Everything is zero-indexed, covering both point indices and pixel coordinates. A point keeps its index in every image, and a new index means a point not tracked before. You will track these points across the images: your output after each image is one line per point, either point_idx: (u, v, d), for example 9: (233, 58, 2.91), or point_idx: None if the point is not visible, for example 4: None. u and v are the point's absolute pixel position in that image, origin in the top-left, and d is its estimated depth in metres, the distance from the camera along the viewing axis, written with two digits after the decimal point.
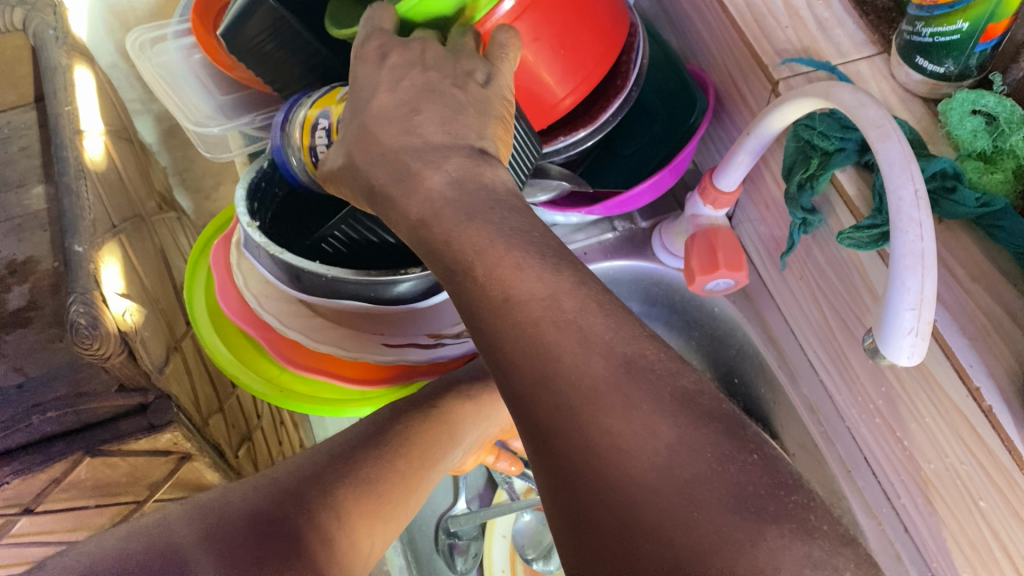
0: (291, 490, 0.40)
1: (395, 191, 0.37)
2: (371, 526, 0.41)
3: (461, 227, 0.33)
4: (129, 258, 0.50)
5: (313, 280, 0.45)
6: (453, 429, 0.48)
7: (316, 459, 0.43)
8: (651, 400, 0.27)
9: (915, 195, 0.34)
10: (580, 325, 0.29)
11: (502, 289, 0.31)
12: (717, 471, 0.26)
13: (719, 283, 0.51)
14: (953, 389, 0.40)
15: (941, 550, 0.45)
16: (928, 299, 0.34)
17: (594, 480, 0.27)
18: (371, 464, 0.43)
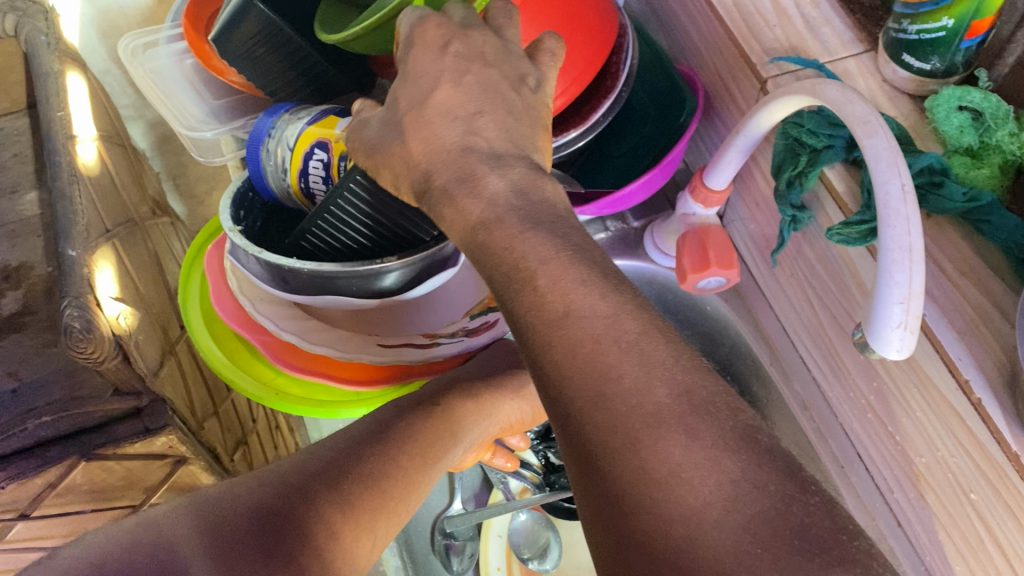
0: (295, 482, 0.40)
1: (457, 192, 0.35)
2: (380, 520, 0.41)
3: (525, 236, 0.31)
4: (123, 262, 0.50)
5: (299, 277, 0.43)
6: (457, 431, 0.47)
7: (318, 454, 0.43)
8: (715, 431, 0.26)
9: (902, 189, 0.35)
10: (641, 348, 0.27)
11: (562, 301, 0.29)
12: (782, 513, 0.24)
13: (710, 280, 0.52)
14: (943, 382, 0.40)
15: (935, 544, 0.46)
16: (916, 292, 0.34)
17: (638, 505, 0.26)
18: (374, 457, 0.43)
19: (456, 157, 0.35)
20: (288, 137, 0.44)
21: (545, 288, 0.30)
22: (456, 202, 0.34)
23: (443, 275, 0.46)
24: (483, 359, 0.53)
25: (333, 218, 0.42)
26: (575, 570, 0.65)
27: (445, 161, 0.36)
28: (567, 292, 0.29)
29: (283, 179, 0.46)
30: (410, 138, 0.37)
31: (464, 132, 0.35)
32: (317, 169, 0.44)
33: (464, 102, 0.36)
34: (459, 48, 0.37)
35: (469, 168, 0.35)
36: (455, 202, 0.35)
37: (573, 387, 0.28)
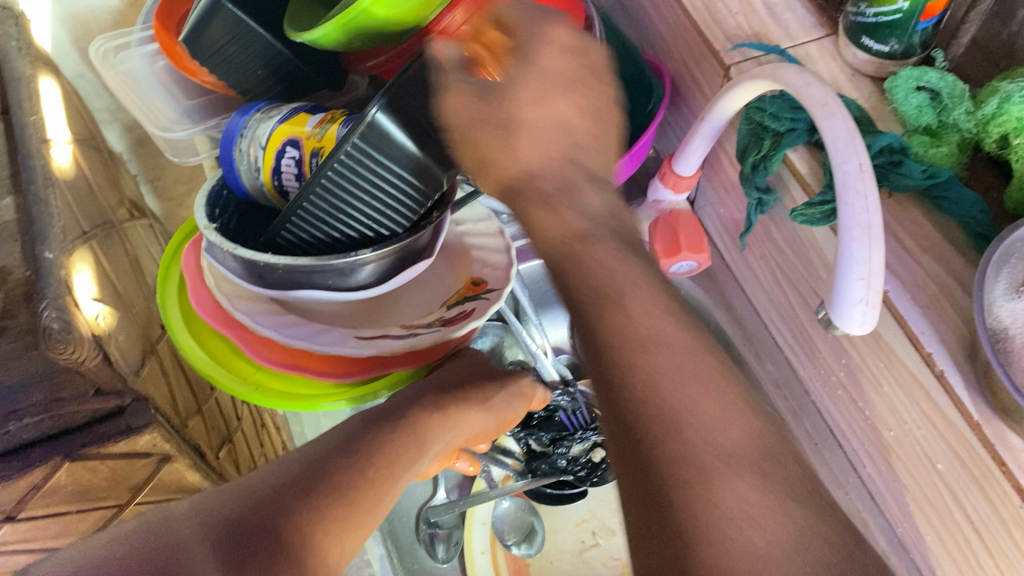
0: (275, 495, 0.40)
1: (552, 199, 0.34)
2: (354, 524, 0.41)
3: (620, 255, 0.33)
4: (100, 263, 0.50)
5: (275, 273, 0.44)
6: (422, 442, 0.48)
7: (297, 467, 0.43)
8: (783, 484, 0.28)
9: (860, 168, 0.36)
10: (721, 390, 0.30)
11: (649, 330, 0.31)
12: (844, 564, 0.26)
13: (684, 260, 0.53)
14: (908, 356, 0.41)
15: (905, 514, 0.47)
16: (876, 267, 0.35)
17: (697, 539, 0.27)
18: (343, 470, 0.43)
19: (559, 165, 0.35)
20: (261, 136, 0.45)
21: (634, 311, 0.31)
22: (555, 208, 0.34)
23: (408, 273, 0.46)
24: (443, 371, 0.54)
25: (308, 214, 0.42)
26: (557, 554, 0.65)
27: (550, 165, 0.35)
28: (654, 317, 0.31)
29: (257, 178, 0.46)
30: (474, 122, 0.37)
31: (567, 145, 0.36)
32: (290, 166, 0.44)
33: (575, 115, 0.37)
34: (576, 57, 0.38)
35: (570, 179, 0.35)
36: (552, 208, 0.34)
37: (652, 415, 0.29)
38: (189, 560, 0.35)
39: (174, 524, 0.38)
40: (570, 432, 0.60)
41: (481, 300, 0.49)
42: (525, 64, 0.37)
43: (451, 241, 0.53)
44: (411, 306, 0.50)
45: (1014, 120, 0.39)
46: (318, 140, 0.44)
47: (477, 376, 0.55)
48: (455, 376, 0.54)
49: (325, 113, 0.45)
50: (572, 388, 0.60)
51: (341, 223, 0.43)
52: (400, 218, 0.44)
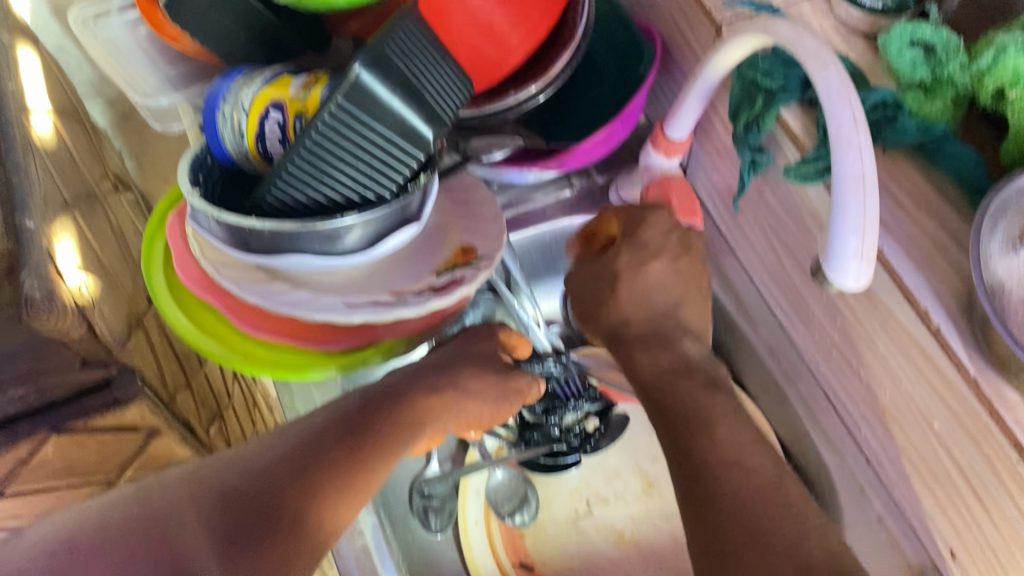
0: (269, 470, 0.40)
1: (644, 345, 0.45)
2: (341, 504, 0.41)
3: (731, 434, 0.38)
4: (83, 233, 0.49)
5: (260, 238, 0.43)
6: (420, 420, 0.47)
7: (300, 435, 0.43)
8: None
9: (854, 119, 0.35)
10: (781, 488, 0.36)
11: (724, 430, 0.38)
12: None
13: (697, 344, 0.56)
14: (903, 313, 0.41)
15: (901, 476, 0.46)
16: (871, 219, 0.35)
17: None
18: (341, 442, 0.43)
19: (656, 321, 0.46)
20: (245, 100, 0.44)
21: (714, 412, 0.39)
22: (648, 351, 0.44)
23: (396, 237, 0.45)
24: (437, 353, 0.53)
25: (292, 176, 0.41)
26: (552, 525, 0.64)
27: (667, 387, 0.42)
28: (732, 426, 0.39)
29: (241, 144, 0.45)
30: (577, 280, 0.50)
31: (672, 307, 0.47)
32: (272, 129, 0.43)
33: (673, 280, 0.47)
34: (676, 266, 0.47)
35: (667, 331, 0.46)
36: (650, 349, 0.44)
37: (719, 480, 0.36)
38: (181, 541, 0.36)
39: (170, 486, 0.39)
40: (561, 402, 0.58)
41: (470, 267, 0.48)
42: (638, 242, 0.47)
43: (441, 213, 0.51)
44: (402, 272, 0.48)
45: (1010, 72, 0.39)
46: (302, 103, 0.43)
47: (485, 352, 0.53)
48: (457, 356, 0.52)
49: (309, 76, 0.45)
50: (563, 355, 0.57)
51: (327, 186, 0.42)
52: (387, 181, 0.43)
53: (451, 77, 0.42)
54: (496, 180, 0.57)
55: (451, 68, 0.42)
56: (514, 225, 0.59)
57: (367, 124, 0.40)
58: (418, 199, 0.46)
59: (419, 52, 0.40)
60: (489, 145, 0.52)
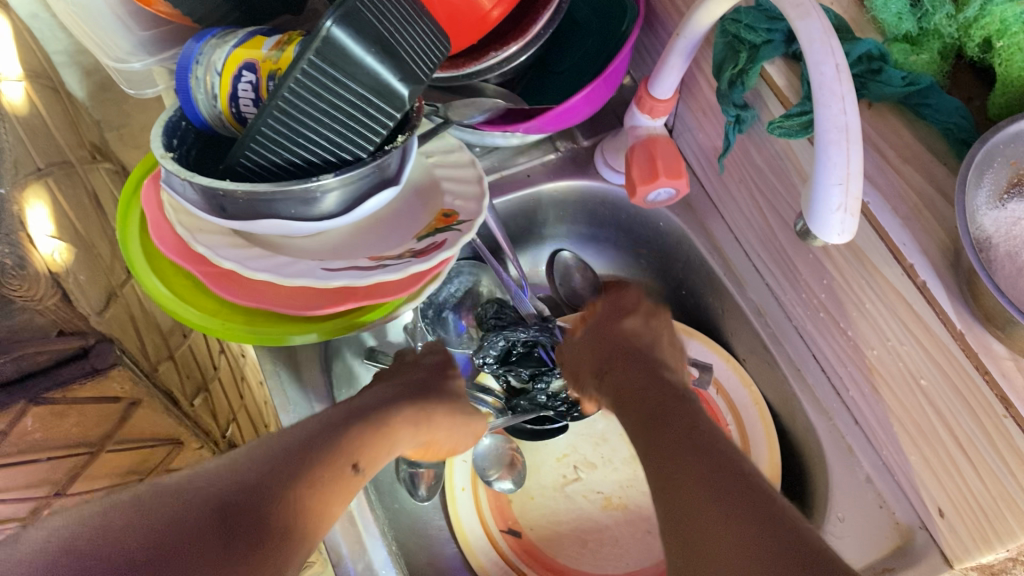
0: (262, 467, 0.38)
1: (617, 362, 0.48)
2: (323, 506, 0.38)
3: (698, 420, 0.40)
4: (58, 202, 0.49)
5: (234, 201, 0.42)
6: (389, 441, 0.44)
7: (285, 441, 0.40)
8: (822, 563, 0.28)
9: (836, 69, 0.34)
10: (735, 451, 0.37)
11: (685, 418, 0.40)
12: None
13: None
14: (889, 269, 0.40)
15: (890, 436, 0.46)
16: (854, 172, 0.34)
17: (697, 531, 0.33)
18: (327, 450, 0.40)
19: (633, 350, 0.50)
20: (217, 62, 0.43)
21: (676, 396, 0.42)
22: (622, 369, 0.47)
23: (372, 202, 0.45)
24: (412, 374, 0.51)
25: (266, 137, 0.40)
26: (538, 492, 0.60)
27: (638, 392, 0.44)
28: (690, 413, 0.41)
29: (214, 107, 0.44)
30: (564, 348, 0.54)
31: (647, 343, 0.51)
32: (246, 92, 0.43)
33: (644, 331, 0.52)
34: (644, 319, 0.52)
35: (638, 355, 0.49)
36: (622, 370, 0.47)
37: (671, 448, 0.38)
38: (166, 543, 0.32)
39: (153, 491, 0.36)
40: (549, 369, 0.56)
41: (452, 232, 0.47)
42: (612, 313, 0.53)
43: (422, 175, 0.52)
44: (382, 239, 0.48)
45: (997, 21, 0.38)
46: (275, 62, 0.42)
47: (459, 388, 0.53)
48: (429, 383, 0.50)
49: (282, 36, 0.44)
50: (549, 322, 0.57)
51: (301, 146, 0.41)
52: (363, 140, 0.42)
53: (422, 35, 0.42)
54: (479, 145, 0.57)
55: (420, 28, 0.42)
56: (496, 189, 0.58)
57: (339, 81, 0.39)
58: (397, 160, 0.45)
59: (390, 9, 0.40)
60: (469, 107, 0.51)
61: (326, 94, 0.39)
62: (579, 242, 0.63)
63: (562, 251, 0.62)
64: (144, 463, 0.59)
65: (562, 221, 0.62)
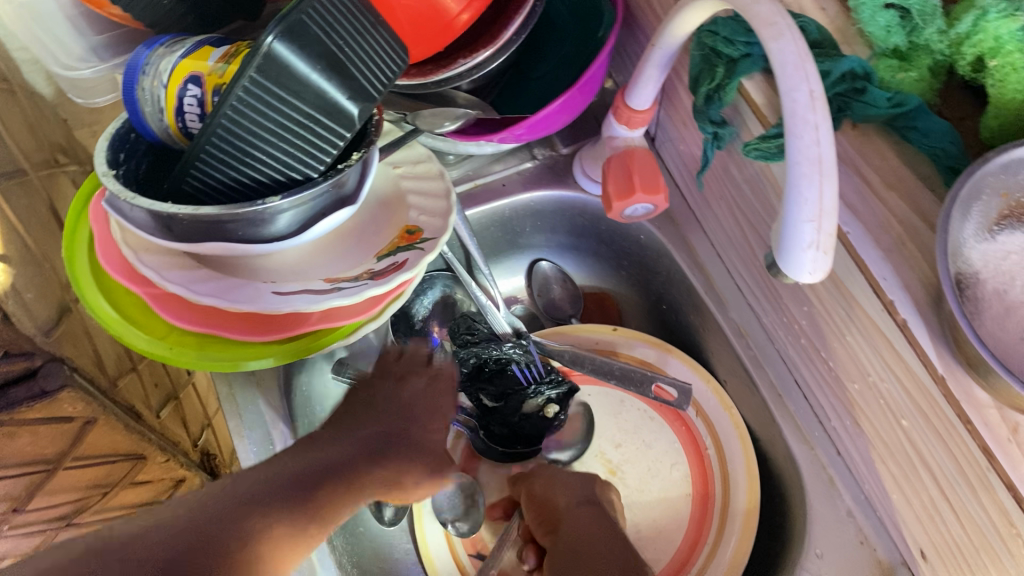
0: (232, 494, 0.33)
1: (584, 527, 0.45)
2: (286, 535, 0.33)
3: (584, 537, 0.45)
4: (6, 216, 0.46)
5: (180, 223, 0.39)
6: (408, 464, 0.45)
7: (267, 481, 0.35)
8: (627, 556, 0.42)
9: (811, 96, 0.31)
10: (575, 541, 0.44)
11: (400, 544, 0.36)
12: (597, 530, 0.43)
13: (645, 351, 0.55)
14: (869, 304, 0.38)
15: (871, 471, 0.44)
16: (827, 209, 0.31)
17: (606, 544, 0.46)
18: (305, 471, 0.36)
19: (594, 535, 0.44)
20: (162, 73, 0.41)
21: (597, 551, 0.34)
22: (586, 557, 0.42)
23: (326, 223, 0.42)
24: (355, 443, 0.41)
25: (209, 159, 0.37)
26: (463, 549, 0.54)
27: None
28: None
29: (161, 120, 0.42)
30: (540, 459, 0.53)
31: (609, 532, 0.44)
32: (192, 107, 0.41)
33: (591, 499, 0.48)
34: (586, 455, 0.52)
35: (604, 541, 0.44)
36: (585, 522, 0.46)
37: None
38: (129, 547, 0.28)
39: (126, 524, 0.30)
40: (522, 387, 0.55)
41: (414, 250, 0.45)
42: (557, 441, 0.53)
43: (388, 187, 0.50)
44: (341, 257, 0.46)
45: (991, 38, 0.35)
46: (221, 76, 0.40)
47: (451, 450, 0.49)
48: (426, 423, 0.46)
49: (230, 47, 0.42)
50: (524, 339, 0.54)
51: (249, 165, 0.39)
52: (315, 158, 0.40)
53: (375, 46, 0.39)
54: (452, 154, 0.55)
55: (375, 38, 0.39)
56: (469, 200, 0.55)
57: (283, 100, 0.37)
58: (355, 177, 0.43)
59: (342, 20, 0.37)
60: (439, 116, 0.49)
61: (271, 114, 0.37)
62: (560, 251, 0.61)
63: (541, 260, 0.60)
64: (106, 478, 0.58)
65: (541, 229, 0.59)
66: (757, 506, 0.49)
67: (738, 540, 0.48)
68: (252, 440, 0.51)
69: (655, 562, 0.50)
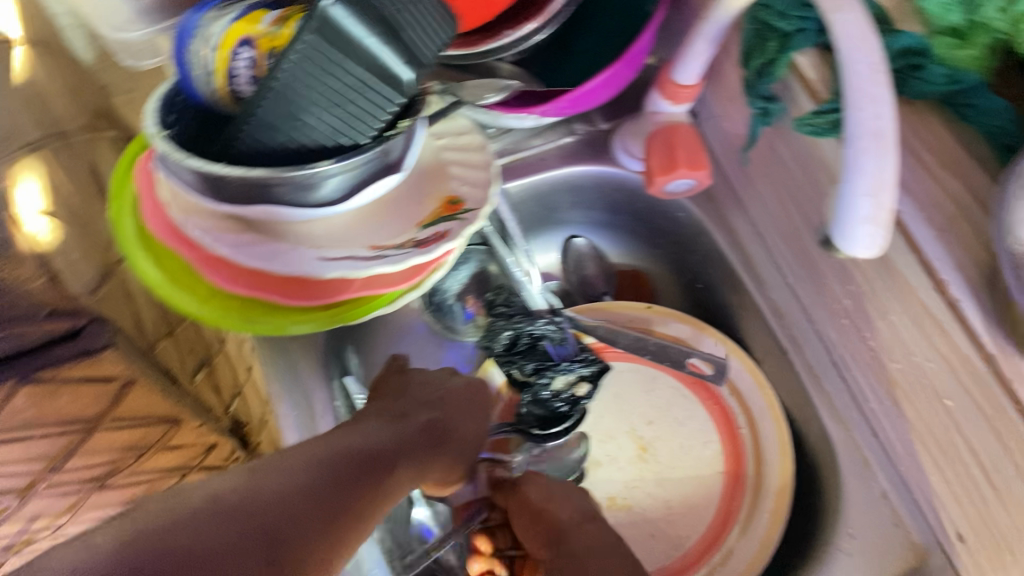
0: (293, 495, 0.32)
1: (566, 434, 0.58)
2: (334, 547, 0.33)
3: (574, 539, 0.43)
4: (52, 177, 0.46)
5: (230, 186, 0.40)
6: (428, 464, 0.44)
7: (307, 470, 0.34)
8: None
9: (872, 69, 0.31)
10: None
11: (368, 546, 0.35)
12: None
13: (680, 329, 0.55)
14: (918, 282, 0.38)
15: (909, 452, 0.43)
16: (886, 183, 0.31)
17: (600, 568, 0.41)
18: (351, 480, 0.36)
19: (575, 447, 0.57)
20: (213, 36, 0.41)
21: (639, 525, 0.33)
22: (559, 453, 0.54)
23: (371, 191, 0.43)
24: (372, 433, 0.42)
25: (262, 121, 0.38)
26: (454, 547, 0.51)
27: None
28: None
29: (209, 83, 0.41)
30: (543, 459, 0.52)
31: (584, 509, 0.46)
32: (244, 69, 0.41)
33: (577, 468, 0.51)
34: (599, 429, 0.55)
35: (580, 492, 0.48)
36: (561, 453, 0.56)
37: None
38: (215, 505, 0.30)
39: (167, 518, 0.29)
40: (553, 364, 0.52)
41: (457, 221, 0.45)
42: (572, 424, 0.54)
43: (429, 156, 0.50)
44: (383, 224, 0.46)
45: None
46: (274, 40, 0.40)
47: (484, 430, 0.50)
48: (444, 410, 0.48)
49: (282, 12, 0.42)
50: (558, 316, 0.53)
51: (300, 131, 0.39)
52: (365, 125, 0.40)
53: (429, 18, 0.39)
54: (493, 127, 0.55)
55: (431, 9, 0.39)
56: (509, 173, 0.57)
57: (339, 64, 0.37)
58: (401, 148, 0.43)
59: None
60: (483, 87, 0.48)
61: (326, 79, 0.37)
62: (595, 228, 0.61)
63: (576, 236, 0.60)
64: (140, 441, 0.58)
65: (577, 205, 0.59)
66: (789, 485, 0.49)
67: (769, 516, 0.49)
68: (291, 403, 0.49)
69: (685, 538, 0.50)
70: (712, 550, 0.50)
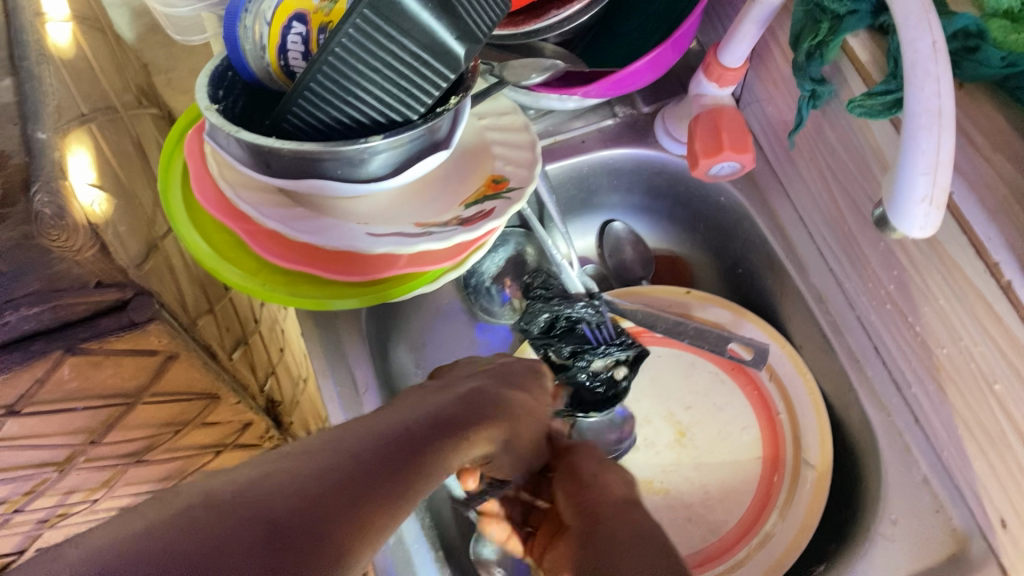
0: (302, 491, 0.27)
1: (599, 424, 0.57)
2: None
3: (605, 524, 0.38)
4: (102, 149, 0.46)
5: (280, 159, 0.39)
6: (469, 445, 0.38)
7: (331, 453, 0.30)
8: None
9: (933, 47, 0.31)
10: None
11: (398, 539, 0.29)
12: None
13: (719, 313, 0.55)
14: (969, 265, 0.37)
15: (953, 439, 0.43)
16: (943, 162, 0.31)
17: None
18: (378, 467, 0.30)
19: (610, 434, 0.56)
20: (265, 10, 0.42)
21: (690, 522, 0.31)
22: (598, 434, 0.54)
23: (418, 167, 0.43)
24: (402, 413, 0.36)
25: (315, 95, 0.38)
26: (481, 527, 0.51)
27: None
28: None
29: (262, 59, 0.42)
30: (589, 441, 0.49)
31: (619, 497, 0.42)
32: (298, 43, 0.43)
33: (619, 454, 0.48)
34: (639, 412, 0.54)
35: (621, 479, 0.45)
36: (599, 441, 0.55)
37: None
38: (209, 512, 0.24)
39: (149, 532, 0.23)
40: (591, 347, 0.54)
41: (501, 200, 0.45)
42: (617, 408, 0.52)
43: (473, 136, 0.50)
44: (428, 203, 0.46)
45: None
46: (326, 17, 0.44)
47: (526, 414, 0.46)
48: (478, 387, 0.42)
49: None
50: (596, 299, 0.55)
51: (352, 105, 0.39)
52: (414, 101, 0.40)
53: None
54: (534, 108, 0.55)
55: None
56: (549, 154, 0.56)
57: (394, 39, 0.37)
58: (449, 127, 0.43)
59: None
60: (526, 68, 0.48)
61: (380, 49, 0.37)
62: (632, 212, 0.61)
63: (614, 221, 0.60)
64: (179, 416, 0.58)
65: (615, 189, 0.60)
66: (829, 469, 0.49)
67: (810, 498, 0.49)
68: (335, 379, 0.50)
69: (723, 522, 0.50)
70: (750, 534, 0.49)
